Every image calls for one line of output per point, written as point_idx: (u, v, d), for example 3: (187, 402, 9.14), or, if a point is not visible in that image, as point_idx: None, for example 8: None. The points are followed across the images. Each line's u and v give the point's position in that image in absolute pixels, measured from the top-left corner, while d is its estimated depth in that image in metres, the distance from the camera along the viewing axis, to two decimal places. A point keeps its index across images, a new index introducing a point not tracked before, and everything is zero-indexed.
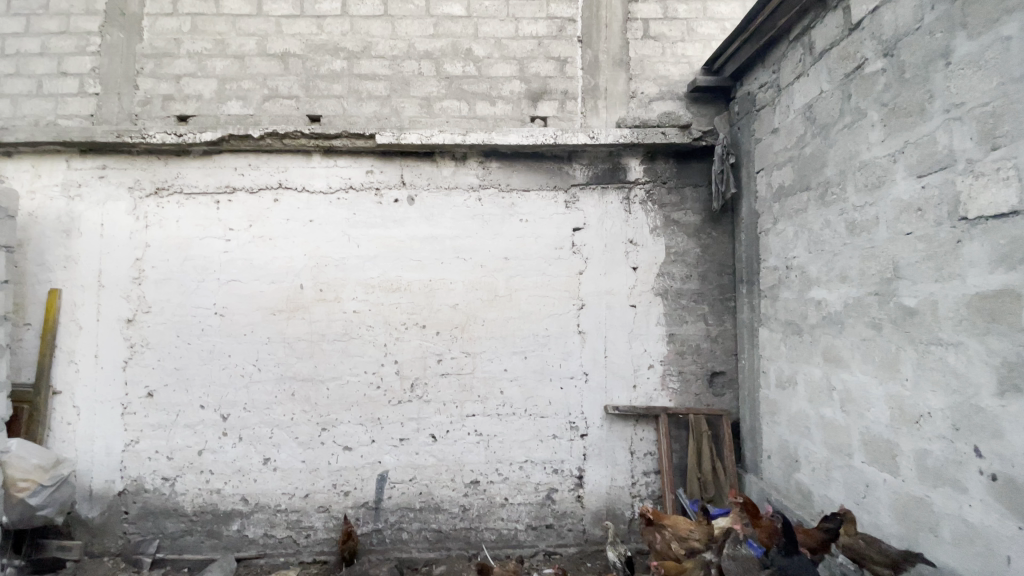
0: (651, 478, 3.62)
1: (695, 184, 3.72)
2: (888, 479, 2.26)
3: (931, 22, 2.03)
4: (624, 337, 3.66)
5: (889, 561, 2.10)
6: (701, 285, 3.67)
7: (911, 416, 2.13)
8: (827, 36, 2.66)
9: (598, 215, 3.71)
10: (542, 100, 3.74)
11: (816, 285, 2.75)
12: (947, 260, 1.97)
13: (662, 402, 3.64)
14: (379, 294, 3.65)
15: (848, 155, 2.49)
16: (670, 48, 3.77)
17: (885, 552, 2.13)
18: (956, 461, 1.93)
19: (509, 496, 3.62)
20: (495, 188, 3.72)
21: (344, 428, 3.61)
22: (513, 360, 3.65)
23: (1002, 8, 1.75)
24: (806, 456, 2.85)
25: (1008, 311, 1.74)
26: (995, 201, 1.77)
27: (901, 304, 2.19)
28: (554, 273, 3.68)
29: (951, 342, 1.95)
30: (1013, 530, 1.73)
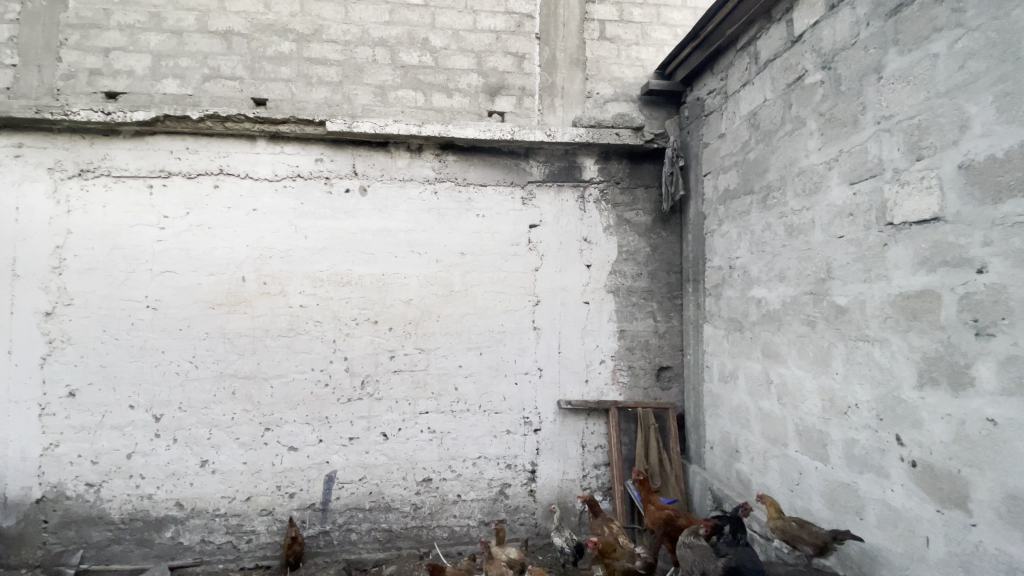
0: (601, 471, 3.69)
1: (647, 185, 3.83)
2: (820, 467, 2.41)
3: (866, 38, 2.17)
4: (577, 333, 3.71)
5: (818, 541, 2.24)
6: (651, 283, 3.78)
7: (841, 408, 2.28)
8: (772, 46, 2.79)
9: (554, 213, 3.74)
10: (500, 96, 3.72)
11: (757, 284, 2.89)
12: (875, 262, 2.11)
13: (613, 396, 3.72)
14: (327, 288, 3.52)
15: (789, 161, 2.63)
16: (625, 50, 3.85)
17: (814, 533, 2.27)
18: (881, 449, 2.08)
19: (462, 493, 3.59)
20: (451, 182, 3.67)
21: (289, 427, 3.46)
22: (468, 356, 3.62)
23: (930, 27, 1.88)
24: (746, 447, 3.00)
25: (927, 310, 1.89)
26: (920, 208, 1.91)
27: (833, 302, 2.33)
28: (510, 269, 3.68)
29: (877, 338, 2.10)
30: (931, 512, 1.88)
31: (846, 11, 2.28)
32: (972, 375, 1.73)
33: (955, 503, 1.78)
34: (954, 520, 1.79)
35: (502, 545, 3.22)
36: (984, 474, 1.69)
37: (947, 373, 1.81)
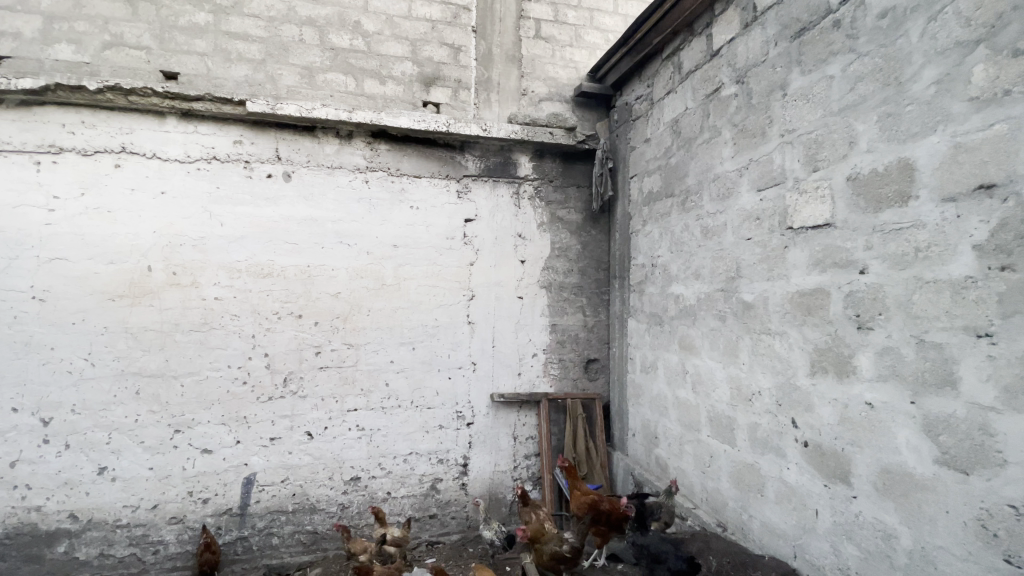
0: (531, 461, 3.80)
1: (578, 184, 3.96)
2: (728, 450, 2.65)
3: (774, 56, 2.39)
4: (511, 327, 3.77)
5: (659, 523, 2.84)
6: (581, 279, 3.93)
7: (747, 395, 2.52)
8: (694, 58, 2.98)
9: (490, 208, 3.76)
10: (435, 86, 3.67)
11: (676, 281, 3.10)
12: (777, 262, 2.35)
13: (544, 388, 3.83)
14: (246, 280, 3.30)
15: (706, 168, 2.84)
16: (559, 51, 3.94)
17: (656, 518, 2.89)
18: (779, 431, 2.33)
19: (392, 490, 3.54)
20: (383, 171, 3.57)
21: (202, 429, 3.22)
22: (400, 351, 3.56)
23: (828, 51, 2.10)
24: (664, 433, 3.22)
25: (819, 306, 2.13)
26: (815, 215, 2.15)
27: (741, 299, 2.56)
28: (444, 262, 3.66)
29: (778, 331, 2.34)
30: (820, 487, 2.12)
31: (758, 31, 2.49)
32: (854, 364, 1.98)
33: (839, 477, 2.03)
34: (839, 493, 2.04)
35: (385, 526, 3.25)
36: (863, 451, 1.94)
37: (834, 362, 2.06)
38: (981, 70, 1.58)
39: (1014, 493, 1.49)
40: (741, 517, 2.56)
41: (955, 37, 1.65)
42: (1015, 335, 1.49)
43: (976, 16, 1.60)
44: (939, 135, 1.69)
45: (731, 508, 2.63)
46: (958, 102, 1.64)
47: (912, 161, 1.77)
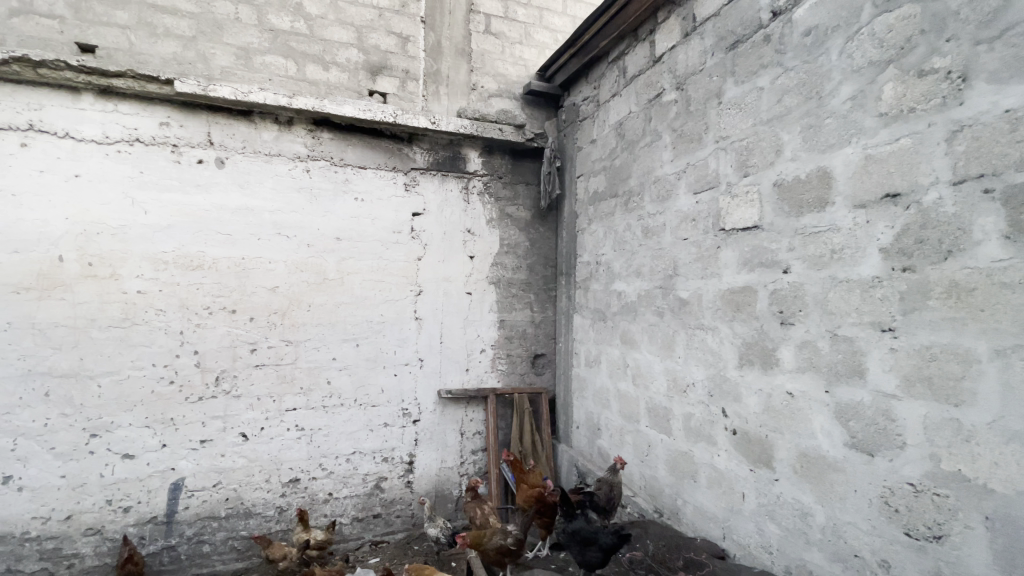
0: (478, 456, 3.81)
1: (527, 182, 4.00)
2: (664, 439, 2.79)
3: (711, 65, 2.52)
4: (459, 323, 3.76)
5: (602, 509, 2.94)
6: (528, 276, 3.97)
7: (682, 386, 2.66)
8: (638, 63, 3.08)
9: (438, 202, 3.73)
10: (381, 76, 3.58)
11: (619, 278, 3.22)
12: (710, 261, 2.49)
13: (491, 383, 3.85)
14: (173, 272, 3.08)
15: (647, 170, 2.96)
16: (509, 47, 3.95)
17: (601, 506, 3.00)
18: (711, 420, 2.48)
19: (334, 490, 3.44)
20: (326, 161, 3.44)
21: (123, 433, 2.98)
22: (344, 348, 3.45)
23: (759, 64, 2.24)
24: (606, 425, 3.34)
25: (747, 303, 2.28)
26: (744, 218, 2.30)
27: (678, 296, 2.70)
28: (391, 257, 3.58)
29: (710, 326, 2.48)
30: (746, 472, 2.28)
31: (697, 40, 2.61)
32: (777, 356, 2.14)
33: (764, 462, 2.19)
34: (763, 476, 2.20)
35: (308, 530, 3.16)
36: (784, 437, 2.11)
37: (760, 355, 2.22)
38: (890, 88, 1.74)
39: (911, 471, 1.66)
40: (676, 502, 2.70)
41: (870, 57, 1.80)
42: (913, 329, 1.67)
43: (887, 38, 1.75)
44: (853, 147, 1.86)
45: (667, 494, 2.77)
46: (870, 117, 1.80)
47: (830, 171, 1.94)
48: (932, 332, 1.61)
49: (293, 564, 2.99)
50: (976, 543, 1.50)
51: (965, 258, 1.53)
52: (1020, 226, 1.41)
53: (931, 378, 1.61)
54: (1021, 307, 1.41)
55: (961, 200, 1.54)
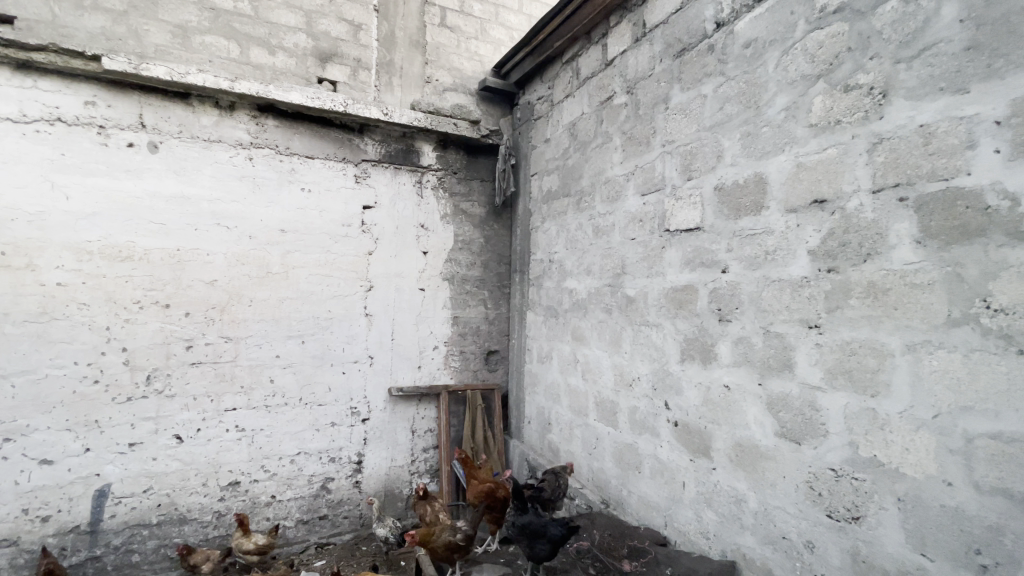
0: (429, 454, 3.78)
1: (482, 179, 3.99)
2: (611, 432, 2.87)
3: (660, 71, 2.60)
4: (411, 319, 3.71)
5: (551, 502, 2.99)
6: (482, 272, 3.97)
7: (629, 381, 2.74)
8: (591, 65, 3.14)
9: (390, 196, 3.65)
10: (331, 63, 3.46)
11: (570, 276, 3.27)
12: (656, 260, 2.58)
13: (443, 380, 3.82)
14: (98, 263, 2.86)
15: (598, 170, 3.03)
16: (464, 42, 3.92)
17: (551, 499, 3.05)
18: (655, 413, 2.57)
19: (278, 493, 3.31)
20: (270, 149, 3.30)
21: (41, 437, 2.75)
22: (288, 345, 3.32)
23: (704, 72, 2.34)
24: (556, 419, 3.40)
25: (689, 301, 2.38)
26: (688, 220, 2.40)
27: (626, 294, 2.78)
28: (339, 251, 3.48)
29: (655, 323, 2.57)
30: (687, 462, 2.38)
31: (646, 45, 2.69)
32: (716, 351, 2.25)
33: (702, 452, 2.30)
34: (702, 466, 2.30)
35: (247, 535, 3.00)
36: (721, 428, 2.22)
37: (700, 350, 2.32)
38: (820, 101, 1.86)
39: (833, 458, 1.79)
40: (622, 493, 2.79)
41: (802, 71, 1.92)
42: (836, 326, 1.80)
43: (818, 54, 1.87)
44: (786, 155, 1.97)
45: (613, 486, 2.85)
46: (801, 127, 1.92)
47: (765, 177, 2.05)
48: (853, 329, 1.74)
49: (215, 564, 2.90)
50: (888, 522, 1.63)
51: (882, 260, 1.66)
52: (929, 232, 1.55)
53: (851, 371, 1.74)
54: (929, 306, 1.55)
55: (879, 207, 1.68)
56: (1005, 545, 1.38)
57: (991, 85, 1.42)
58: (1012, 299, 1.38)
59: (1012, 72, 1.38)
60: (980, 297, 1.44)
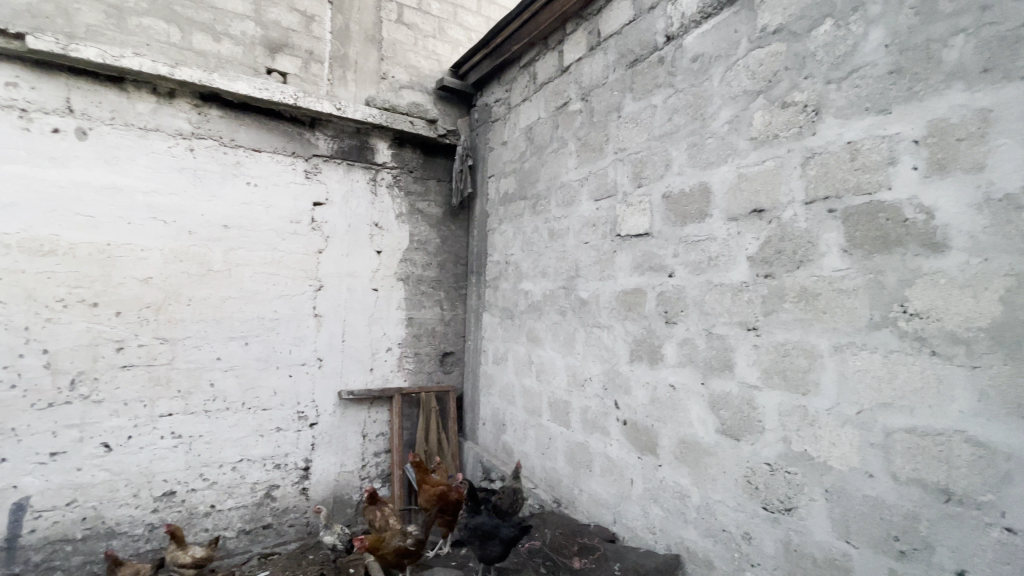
0: (381, 458, 3.70)
1: (438, 179, 3.96)
2: (564, 432, 2.92)
3: (613, 79, 2.67)
4: (363, 320, 3.62)
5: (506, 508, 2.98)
6: (438, 273, 3.93)
7: (582, 381, 2.79)
8: (547, 70, 3.18)
9: (343, 193, 3.56)
10: (282, 54, 3.34)
11: (526, 278, 3.30)
12: (608, 263, 2.64)
13: (396, 383, 3.76)
14: (17, 258, 2.63)
15: (554, 175, 3.07)
16: (421, 40, 3.88)
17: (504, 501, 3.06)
18: (605, 413, 2.63)
19: (218, 502, 3.15)
20: (214, 140, 3.14)
21: None
22: (231, 347, 3.17)
23: (654, 83, 2.42)
24: (511, 421, 3.41)
25: (638, 304, 2.46)
26: (638, 225, 2.47)
27: (579, 296, 2.83)
28: (287, 249, 3.35)
29: (606, 325, 2.64)
30: (636, 460, 2.45)
31: (600, 54, 2.76)
32: (662, 352, 2.33)
33: (649, 450, 2.38)
34: (649, 463, 2.38)
35: (184, 547, 2.83)
36: (667, 426, 2.30)
37: (648, 351, 2.40)
38: (760, 116, 1.96)
39: (769, 452, 1.90)
40: (573, 492, 2.83)
41: (744, 86, 2.03)
42: (772, 329, 1.90)
43: (759, 71, 1.98)
44: (729, 165, 2.07)
45: (565, 485, 2.89)
46: (743, 140, 2.02)
47: (709, 186, 2.14)
48: (787, 331, 1.85)
49: None
50: (817, 512, 1.74)
51: (813, 267, 1.78)
52: (854, 242, 1.67)
53: (785, 371, 1.85)
54: (854, 310, 1.67)
55: (811, 217, 1.79)
56: (919, 531, 1.50)
57: (910, 107, 1.55)
58: (925, 304, 1.51)
59: (928, 96, 1.51)
60: (898, 302, 1.56)
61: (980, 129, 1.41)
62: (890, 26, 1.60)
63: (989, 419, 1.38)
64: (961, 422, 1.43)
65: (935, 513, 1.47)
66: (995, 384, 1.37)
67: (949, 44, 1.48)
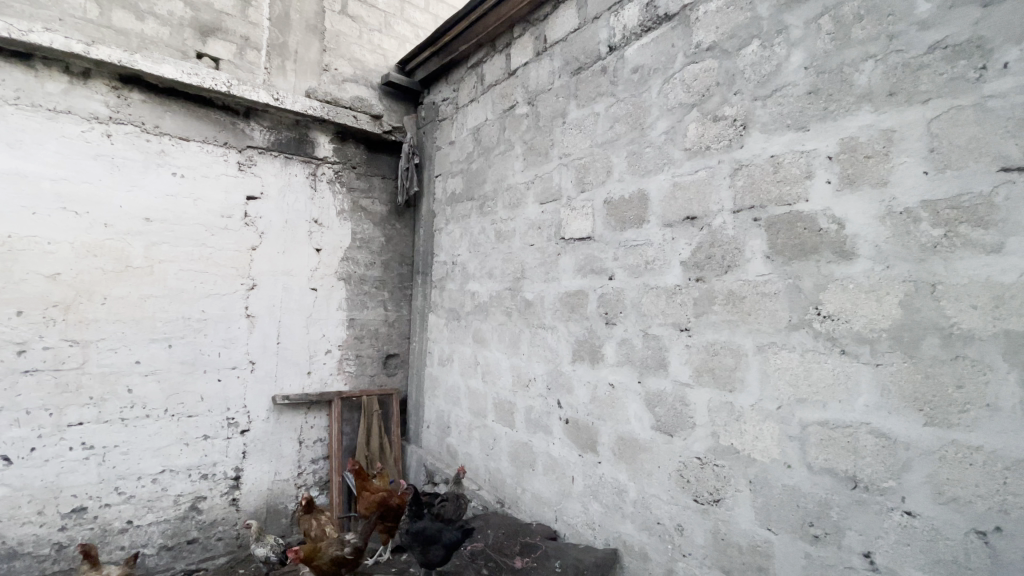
0: (319, 465, 3.56)
1: (383, 176, 3.87)
2: (508, 432, 2.93)
3: (559, 85, 2.72)
4: (301, 321, 3.48)
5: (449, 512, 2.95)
6: (382, 272, 3.84)
7: (526, 381, 2.82)
8: (494, 72, 3.19)
9: (280, 188, 3.40)
10: (214, 39, 3.15)
11: (472, 279, 3.30)
12: (552, 265, 2.69)
13: (336, 386, 3.63)
14: None
15: (500, 177, 3.09)
16: (367, 34, 3.78)
17: None
18: (548, 412, 2.68)
19: (136, 517, 2.91)
20: (135, 126, 2.91)
21: None
22: (153, 349, 2.95)
23: (598, 91, 2.49)
24: (455, 422, 3.39)
25: (580, 305, 2.51)
26: (580, 229, 2.53)
27: (524, 297, 2.86)
28: (217, 245, 3.16)
29: (550, 326, 2.68)
30: (577, 458, 2.50)
31: (546, 59, 2.80)
32: (603, 352, 2.40)
33: (590, 447, 2.44)
34: (589, 460, 2.44)
35: (97, 566, 2.58)
36: (606, 424, 2.36)
37: (589, 351, 2.46)
38: (694, 128, 2.07)
39: (699, 447, 2.00)
40: (517, 491, 2.85)
41: (680, 99, 2.12)
42: (702, 329, 2.00)
43: (693, 85, 2.08)
44: (665, 174, 2.16)
45: (509, 485, 2.91)
46: (678, 150, 2.12)
47: (647, 194, 2.23)
48: (716, 332, 1.96)
49: None
50: (742, 502, 1.85)
51: (739, 272, 1.89)
52: (775, 249, 1.79)
53: (714, 369, 1.96)
54: (775, 312, 1.79)
55: (738, 225, 1.90)
56: (831, 516, 1.63)
57: (826, 125, 1.68)
58: (836, 307, 1.64)
59: (842, 116, 1.65)
60: (813, 305, 1.69)
61: (885, 148, 1.55)
62: (809, 50, 1.74)
63: (890, 412, 1.52)
64: (866, 415, 1.57)
65: (844, 499, 1.61)
66: (895, 380, 1.52)
67: (860, 69, 1.61)
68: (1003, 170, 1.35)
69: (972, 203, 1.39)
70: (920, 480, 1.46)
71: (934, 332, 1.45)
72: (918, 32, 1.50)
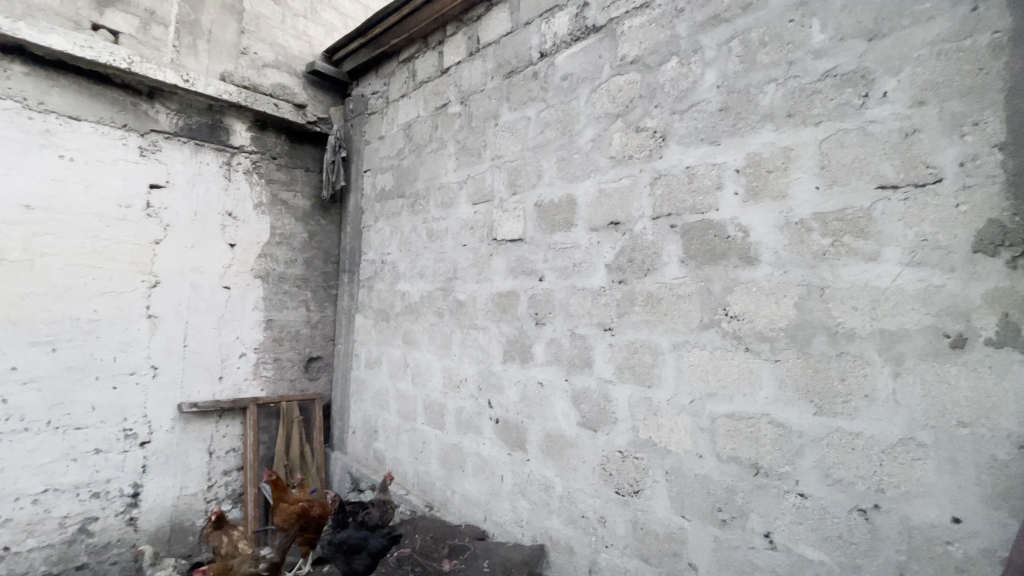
0: (231, 476, 3.32)
1: (307, 169, 3.68)
2: (438, 434, 2.90)
3: (490, 87, 2.73)
4: (212, 322, 3.23)
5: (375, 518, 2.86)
6: (305, 271, 3.66)
7: (456, 382, 2.81)
8: (426, 69, 3.15)
9: (188, 177, 3.14)
10: (113, 10, 2.86)
11: (402, 278, 3.23)
12: (483, 266, 2.69)
13: (253, 391, 3.41)
14: None
15: (432, 175, 3.05)
16: (290, 18, 3.59)
17: None
18: (477, 412, 2.68)
19: (11, 544, 2.56)
20: (14, 101, 2.57)
21: None
22: (33, 354, 2.62)
23: (529, 95, 2.53)
24: (383, 426, 3.30)
25: (511, 306, 2.54)
26: (512, 230, 2.56)
27: (456, 297, 2.84)
28: (114, 237, 2.86)
29: (482, 326, 2.68)
30: (507, 457, 2.53)
31: (479, 60, 2.81)
32: (532, 352, 2.44)
33: (519, 446, 2.47)
34: (518, 459, 2.47)
35: None
36: (534, 422, 2.41)
37: (519, 351, 2.49)
38: (618, 137, 2.16)
39: (621, 441, 2.09)
40: (445, 494, 2.83)
41: (606, 109, 2.21)
42: (624, 329, 2.10)
43: (619, 96, 2.17)
44: (591, 181, 2.24)
45: (438, 487, 2.88)
46: (604, 158, 2.21)
47: (575, 198, 2.30)
48: (636, 331, 2.06)
49: None
50: (659, 492, 1.96)
51: (658, 275, 2.00)
52: (690, 254, 1.92)
53: (635, 368, 2.05)
54: (689, 313, 1.91)
55: (657, 231, 2.01)
56: (737, 502, 1.77)
57: (735, 141, 1.82)
58: (741, 308, 1.78)
59: (748, 133, 1.79)
60: (722, 306, 1.83)
61: (784, 165, 1.71)
62: (721, 70, 1.87)
63: (786, 404, 1.68)
64: (767, 407, 1.72)
65: (748, 485, 1.75)
66: (791, 374, 1.67)
67: (764, 90, 1.77)
68: (880, 188, 1.53)
69: (855, 216, 1.56)
70: (811, 464, 1.62)
71: (823, 331, 1.61)
72: (813, 60, 1.67)
